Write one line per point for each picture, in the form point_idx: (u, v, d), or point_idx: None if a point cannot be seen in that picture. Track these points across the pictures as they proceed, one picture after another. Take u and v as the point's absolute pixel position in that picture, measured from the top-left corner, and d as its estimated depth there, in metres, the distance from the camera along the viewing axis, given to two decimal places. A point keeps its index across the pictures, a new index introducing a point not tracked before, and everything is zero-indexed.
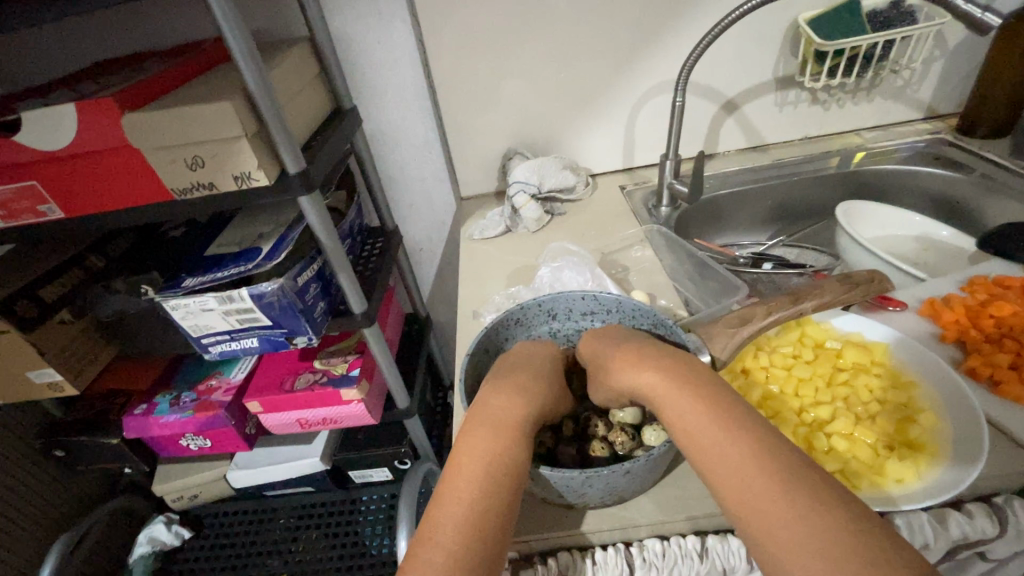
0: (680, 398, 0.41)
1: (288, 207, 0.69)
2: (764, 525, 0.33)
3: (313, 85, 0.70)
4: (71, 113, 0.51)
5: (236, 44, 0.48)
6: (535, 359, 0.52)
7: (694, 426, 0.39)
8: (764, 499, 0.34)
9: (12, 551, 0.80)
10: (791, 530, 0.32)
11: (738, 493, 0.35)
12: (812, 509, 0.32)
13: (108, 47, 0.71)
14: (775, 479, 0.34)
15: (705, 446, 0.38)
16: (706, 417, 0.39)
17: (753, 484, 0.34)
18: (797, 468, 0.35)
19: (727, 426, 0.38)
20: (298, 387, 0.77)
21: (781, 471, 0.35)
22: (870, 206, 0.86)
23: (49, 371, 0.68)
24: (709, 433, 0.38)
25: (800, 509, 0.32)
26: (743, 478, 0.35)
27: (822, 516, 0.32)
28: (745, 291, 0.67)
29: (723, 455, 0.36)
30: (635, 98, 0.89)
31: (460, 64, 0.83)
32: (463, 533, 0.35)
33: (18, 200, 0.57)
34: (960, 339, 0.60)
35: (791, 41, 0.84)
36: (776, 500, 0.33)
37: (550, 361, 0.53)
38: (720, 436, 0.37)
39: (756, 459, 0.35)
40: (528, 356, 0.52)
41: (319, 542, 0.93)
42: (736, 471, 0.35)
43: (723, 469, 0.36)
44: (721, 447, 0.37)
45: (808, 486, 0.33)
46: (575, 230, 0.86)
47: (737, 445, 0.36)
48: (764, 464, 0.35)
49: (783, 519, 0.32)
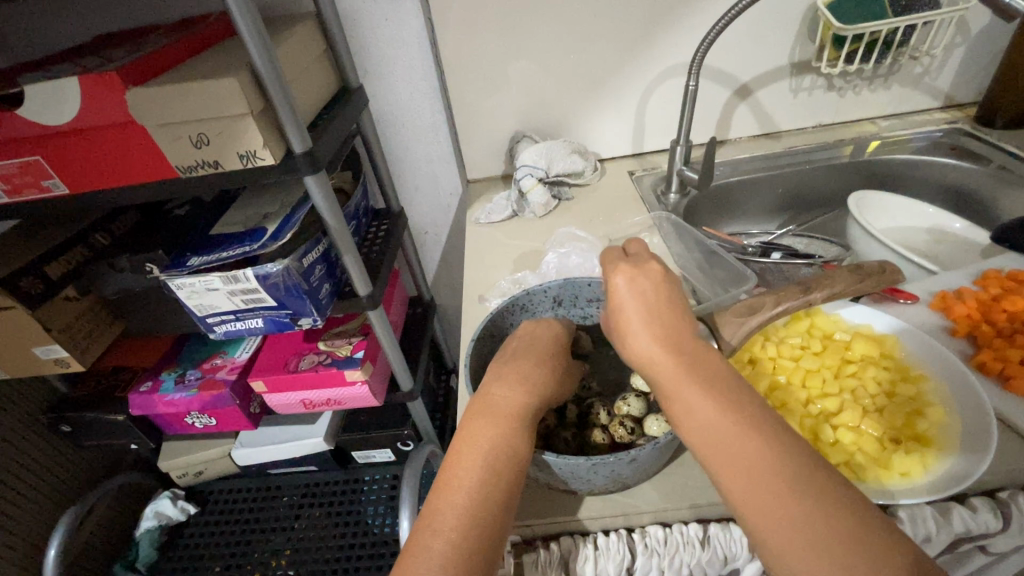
0: (686, 393, 0.39)
1: (295, 188, 0.68)
2: (765, 524, 0.33)
3: (319, 62, 0.68)
4: (73, 86, 0.50)
5: (241, 18, 0.47)
6: (543, 340, 0.50)
7: (698, 418, 0.38)
8: (771, 502, 0.33)
9: (20, 523, 0.81)
10: (790, 531, 0.32)
11: (744, 494, 0.34)
12: (818, 515, 0.32)
13: (111, 20, 0.69)
14: (784, 481, 0.34)
15: (710, 442, 0.37)
16: (711, 412, 0.37)
17: (760, 486, 0.34)
18: (805, 470, 0.34)
19: (735, 421, 0.37)
20: (302, 368, 0.78)
21: (789, 474, 0.34)
22: (883, 196, 0.84)
23: (56, 348, 0.68)
24: (715, 427, 0.37)
25: (808, 516, 0.32)
26: (751, 480, 0.34)
27: (829, 525, 0.31)
28: (756, 281, 0.66)
29: (729, 452, 0.36)
30: (647, 82, 0.87)
31: (469, 43, 0.81)
32: (464, 522, 0.36)
33: (22, 175, 0.56)
34: (971, 334, 0.59)
35: (809, 24, 0.82)
36: (776, 498, 0.33)
37: (554, 340, 0.51)
38: (729, 432, 0.36)
39: (763, 461, 0.35)
40: (537, 334, 0.51)
41: (322, 520, 0.95)
42: (742, 471, 0.35)
43: (728, 466, 0.35)
44: (727, 442, 0.36)
45: (815, 491, 0.33)
46: (583, 216, 0.85)
47: (744, 445, 0.36)
48: (772, 466, 0.34)
49: (787, 520, 0.32)
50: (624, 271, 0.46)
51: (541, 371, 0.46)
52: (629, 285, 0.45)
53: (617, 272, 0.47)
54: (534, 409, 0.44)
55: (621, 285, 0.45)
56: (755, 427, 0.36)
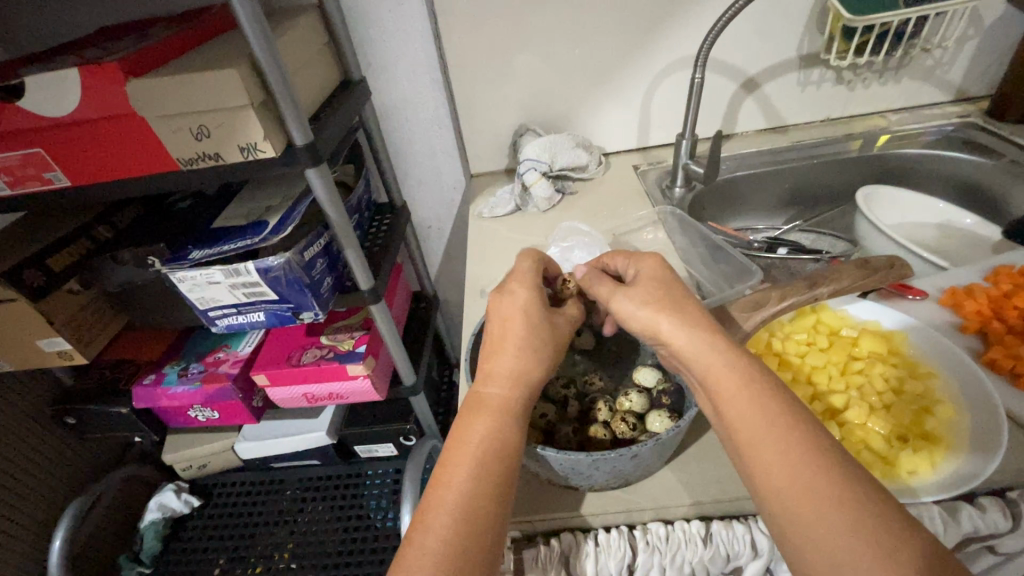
0: (723, 380, 0.38)
1: (297, 181, 0.68)
2: (800, 518, 0.32)
3: (320, 54, 0.68)
4: (74, 78, 0.50)
5: (243, 11, 0.46)
6: (515, 323, 0.46)
7: (736, 404, 0.37)
8: (800, 493, 0.33)
9: (26, 513, 0.82)
10: (826, 525, 0.31)
11: (781, 486, 0.33)
12: (855, 513, 0.31)
13: (114, 14, 0.69)
14: (820, 472, 0.33)
15: (743, 432, 0.36)
16: (746, 400, 0.37)
17: (798, 478, 0.33)
18: (836, 464, 0.33)
19: (770, 411, 0.36)
20: (305, 361, 0.78)
21: (827, 470, 0.33)
22: (893, 191, 0.83)
23: (59, 340, 0.68)
24: (751, 418, 0.36)
25: (833, 508, 0.31)
26: (785, 474, 0.33)
27: (864, 517, 0.31)
28: (761, 277, 0.65)
29: (764, 442, 0.35)
30: (653, 74, 0.86)
31: (472, 36, 0.80)
32: (455, 520, 0.35)
33: (24, 167, 0.56)
34: (981, 331, 0.58)
35: (819, 15, 0.80)
36: (811, 491, 0.32)
37: (524, 320, 0.46)
38: (764, 422, 0.36)
39: (796, 453, 0.34)
40: (506, 316, 0.47)
41: (325, 514, 0.95)
42: (776, 461, 0.34)
43: (762, 457, 0.35)
44: (765, 433, 0.35)
45: (851, 482, 0.32)
46: (587, 210, 0.84)
47: (776, 438, 0.35)
48: (797, 456, 0.34)
49: (826, 514, 0.31)
50: (650, 257, 0.49)
51: (525, 362, 0.44)
52: (656, 267, 0.47)
53: (646, 257, 0.49)
54: (524, 403, 0.43)
55: (645, 269, 0.48)
56: (791, 418, 0.35)
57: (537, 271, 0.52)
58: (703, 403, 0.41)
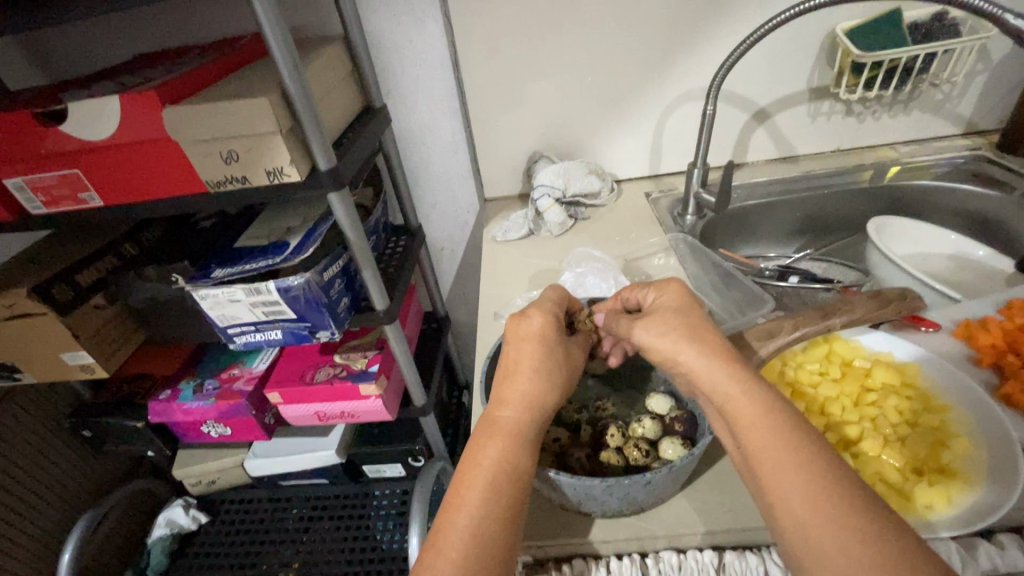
0: (741, 412, 0.38)
1: (317, 203, 0.70)
2: (819, 552, 0.32)
3: (345, 82, 0.70)
4: (115, 104, 0.53)
5: (276, 44, 0.49)
6: (529, 347, 0.47)
7: (754, 435, 0.37)
8: (819, 526, 0.33)
9: (37, 525, 0.82)
10: (848, 563, 0.31)
11: (800, 518, 0.33)
12: (875, 547, 0.31)
13: (150, 44, 0.73)
14: (838, 505, 0.33)
15: (761, 462, 0.36)
16: (763, 431, 0.37)
17: (817, 509, 0.33)
18: (855, 495, 0.33)
19: (785, 441, 0.36)
20: (318, 380, 0.79)
21: (847, 503, 0.33)
22: (904, 222, 0.84)
23: (82, 354, 0.69)
24: (767, 449, 0.36)
25: (855, 543, 0.31)
26: (806, 505, 0.34)
27: (885, 551, 0.31)
28: (772, 305, 0.67)
29: (778, 474, 0.35)
30: (665, 104, 0.88)
31: (490, 66, 0.83)
32: (466, 545, 0.36)
33: (60, 187, 0.59)
34: (997, 365, 0.58)
35: (829, 50, 0.82)
36: (828, 524, 0.32)
37: (540, 345, 0.47)
38: (781, 452, 0.36)
39: (813, 484, 0.34)
40: (522, 341, 0.47)
41: (331, 534, 0.94)
42: (795, 494, 0.34)
43: (780, 488, 0.35)
44: (784, 464, 0.35)
45: (871, 515, 0.32)
46: (599, 235, 0.86)
47: (793, 469, 0.35)
48: (816, 486, 0.34)
49: (849, 548, 0.31)
50: (658, 290, 0.50)
51: (540, 387, 0.45)
52: (667, 299, 0.48)
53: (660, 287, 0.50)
54: (537, 428, 0.43)
55: (654, 302, 0.49)
56: (804, 449, 0.36)
57: (549, 295, 0.53)
58: (721, 431, 0.42)
